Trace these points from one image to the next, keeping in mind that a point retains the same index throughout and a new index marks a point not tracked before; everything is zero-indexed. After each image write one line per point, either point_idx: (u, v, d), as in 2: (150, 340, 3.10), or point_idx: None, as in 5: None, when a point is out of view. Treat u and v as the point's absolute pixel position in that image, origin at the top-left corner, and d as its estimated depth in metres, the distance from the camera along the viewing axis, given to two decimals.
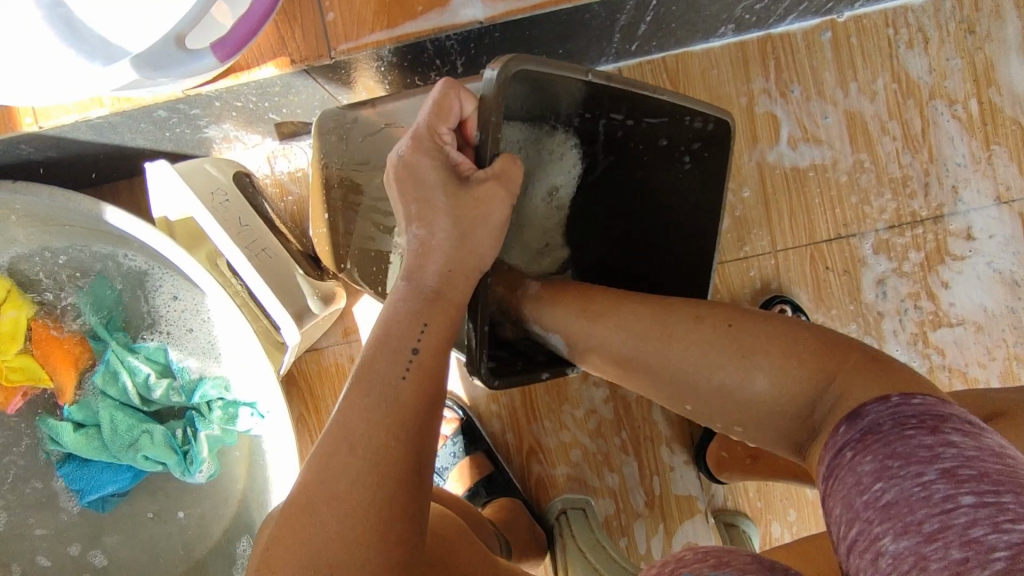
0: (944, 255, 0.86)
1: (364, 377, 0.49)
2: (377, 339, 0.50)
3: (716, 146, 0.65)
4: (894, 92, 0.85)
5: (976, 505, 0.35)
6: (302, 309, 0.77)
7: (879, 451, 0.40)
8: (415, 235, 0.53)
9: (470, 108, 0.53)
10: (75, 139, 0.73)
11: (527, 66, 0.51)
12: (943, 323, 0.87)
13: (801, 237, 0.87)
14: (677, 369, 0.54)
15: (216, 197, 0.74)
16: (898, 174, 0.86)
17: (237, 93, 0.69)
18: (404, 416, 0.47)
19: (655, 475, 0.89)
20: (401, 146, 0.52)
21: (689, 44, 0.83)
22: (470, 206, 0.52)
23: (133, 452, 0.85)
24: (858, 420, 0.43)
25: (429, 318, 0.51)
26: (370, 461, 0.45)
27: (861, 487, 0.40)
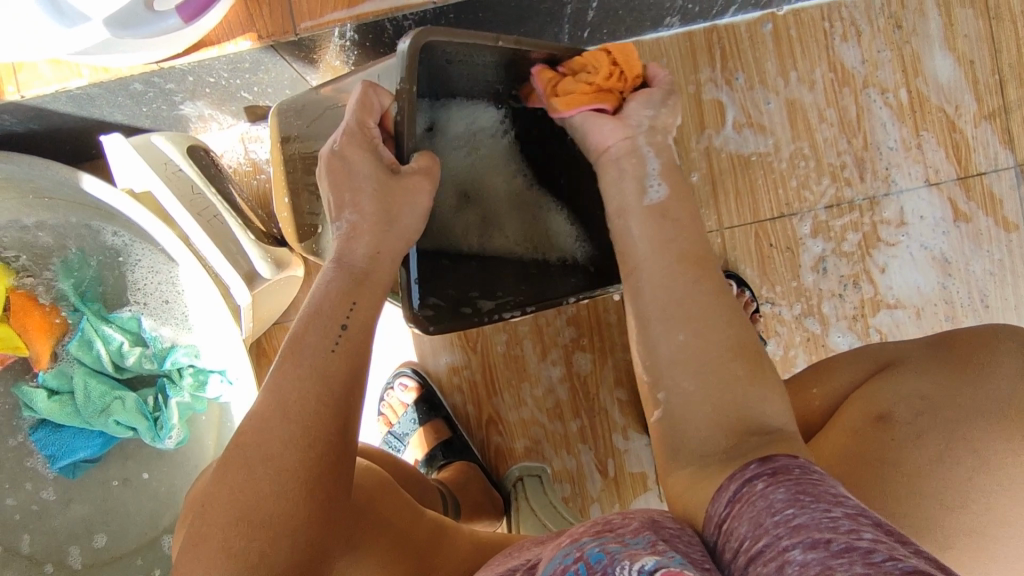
0: (879, 237, 0.92)
1: (294, 351, 0.52)
2: (307, 318, 0.54)
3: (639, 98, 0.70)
4: (831, 81, 0.91)
5: (877, 541, 0.32)
6: (250, 272, 0.80)
7: (791, 485, 0.37)
8: (346, 221, 0.58)
9: (388, 102, 0.61)
10: (56, 111, 0.78)
11: (440, 38, 0.57)
12: (882, 306, 0.91)
13: (746, 216, 0.92)
14: (708, 313, 0.53)
15: (166, 166, 0.78)
16: (835, 160, 0.92)
17: (209, 68, 0.75)
18: (332, 383, 0.51)
19: (609, 456, 0.89)
20: (333, 139, 0.58)
21: (639, 33, 0.90)
22: (398, 194, 0.58)
23: (105, 417, 0.88)
24: (769, 462, 0.41)
25: (357, 297, 0.56)
26: (298, 427, 0.48)
27: (771, 509, 0.36)
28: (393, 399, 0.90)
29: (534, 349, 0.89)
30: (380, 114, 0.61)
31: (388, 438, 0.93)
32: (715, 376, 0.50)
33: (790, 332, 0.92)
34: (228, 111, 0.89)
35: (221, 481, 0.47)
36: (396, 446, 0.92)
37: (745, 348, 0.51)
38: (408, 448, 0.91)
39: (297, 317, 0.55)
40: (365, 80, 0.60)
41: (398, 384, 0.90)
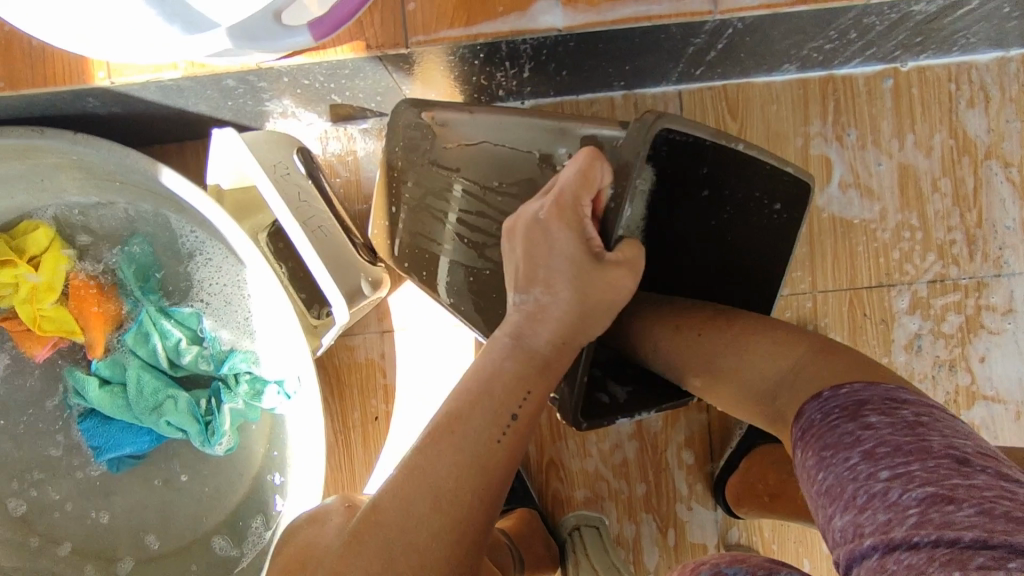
0: (982, 322, 0.86)
1: (454, 428, 0.52)
2: (477, 396, 0.53)
3: (789, 200, 0.69)
4: (950, 148, 0.86)
5: (891, 476, 0.43)
6: (353, 290, 0.78)
7: (817, 446, 0.49)
8: (536, 298, 0.56)
9: (608, 181, 0.57)
10: (141, 98, 0.75)
11: (673, 126, 0.58)
12: (978, 399, 0.87)
13: (842, 282, 0.88)
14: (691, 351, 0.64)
15: (277, 169, 0.74)
16: (944, 238, 0.87)
17: (307, 71, 0.71)
18: (488, 477, 0.51)
19: (671, 526, 0.88)
20: (540, 205, 0.55)
21: (751, 75, 0.85)
22: (602, 288, 0.55)
23: (156, 416, 0.85)
24: (801, 420, 0.53)
25: (532, 386, 0.54)
26: (446, 519, 0.49)
27: (812, 477, 0.48)
28: None
29: None
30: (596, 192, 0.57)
31: None
32: (739, 383, 0.61)
33: None
34: (313, 111, 0.85)
35: (353, 555, 0.49)
36: None
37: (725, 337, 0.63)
38: None
39: (463, 391, 0.54)
40: (592, 149, 0.56)
41: None
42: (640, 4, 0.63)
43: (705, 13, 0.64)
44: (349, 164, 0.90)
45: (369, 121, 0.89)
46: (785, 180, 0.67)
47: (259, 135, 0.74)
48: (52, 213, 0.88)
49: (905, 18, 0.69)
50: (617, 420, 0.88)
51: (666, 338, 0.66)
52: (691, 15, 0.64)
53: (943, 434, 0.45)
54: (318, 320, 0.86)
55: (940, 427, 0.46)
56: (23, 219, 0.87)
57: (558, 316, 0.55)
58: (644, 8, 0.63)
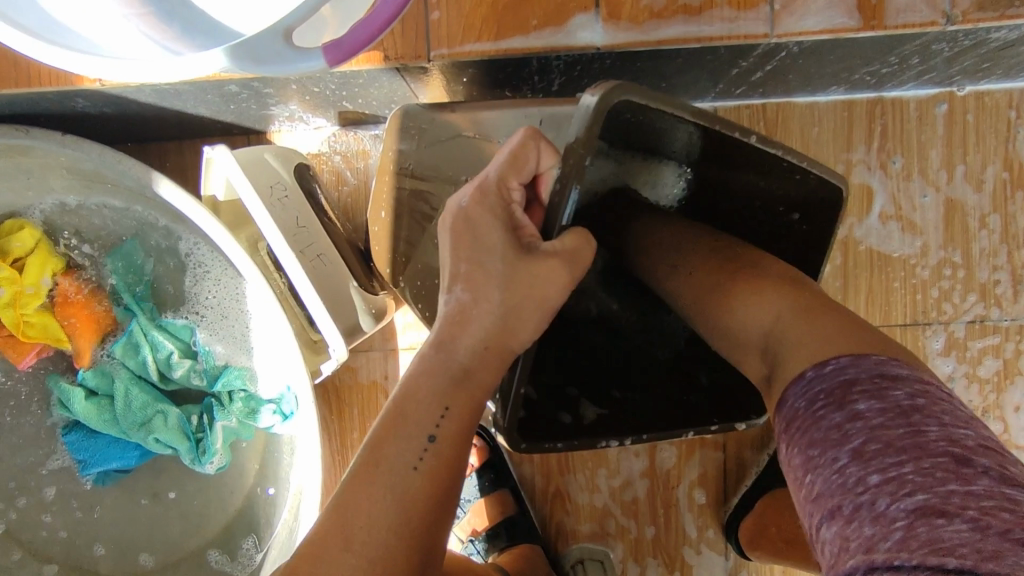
0: (1020, 367, 0.82)
1: (372, 460, 0.48)
2: (390, 421, 0.49)
3: (813, 208, 0.60)
4: (1003, 182, 0.81)
5: (882, 482, 0.37)
6: (352, 327, 0.71)
7: (801, 442, 0.42)
8: (458, 297, 0.49)
9: (547, 163, 0.50)
10: (135, 100, 0.69)
11: (631, 97, 0.45)
12: (1009, 448, 0.83)
13: (875, 318, 0.82)
14: (688, 293, 0.55)
15: (273, 191, 0.68)
16: (987, 279, 0.82)
17: (318, 79, 0.65)
18: (413, 511, 0.47)
19: (676, 569, 0.86)
20: (464, 193, 0.50)
21: (793, 94, 0.78)
22: (528, 281, 0.48)
23: (144, 432, 0.80)
24: (783, 408, 0.45)
25: (451, 400, 0.49)
26: (365, 557, 0.45)
27: (796, 477, 0.41)
28: None
29: None
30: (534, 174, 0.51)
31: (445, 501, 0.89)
32: (727, 336, 0.52)
33: None
34: (320, 115, 0.79)
35: None
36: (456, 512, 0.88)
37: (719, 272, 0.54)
38: (466, 514, 0.87)
39: (380, 416, 0.49)
40: (531, 127, 0.50)
41: None
42: (690, 23, 0.59)
43: (761, 35, 0.59)
44: (358, 170, 0.84)
45: (380, 126, 0.83)
46: (813, 179, 0.56)
47: (255, 153, 0.69)
48: (37, 213, 0.82)
49: (978, 45, 0.64)
50: (629, 457, 0.86)
51: (657, 270, 0.59)
52: (744, 37, 0.59)
53: (941, 425, 0.38)
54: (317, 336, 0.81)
55: (936, 411, 0.39)
56: (8, 217, 0.81)
57: (487, 319, 0.49)
58: (694, 28, 0.59)
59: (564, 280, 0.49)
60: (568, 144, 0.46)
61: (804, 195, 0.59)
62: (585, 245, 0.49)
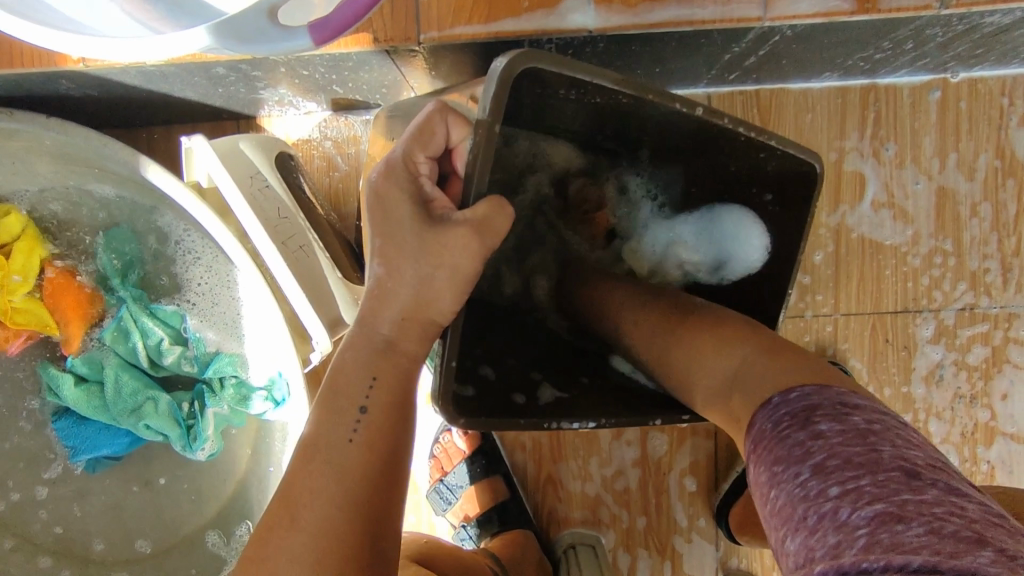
0: (1008, 355, 0.83)
1: (310, 442, 0.47)
2: (325, 399, 0.48)
3: (783, 189, 0.61)
4: (994, 170, 0.81)
5: (842, 493, 0.37)
6: (336, 319, 0.69)
7: (767, 459, 0.42)
8: (375, 273, 0.49)
9: (457, 136, 0.50)
10: (121, 83, 0.68)
11: (541, 67, 0.44)
12: (996, 434, 0.84)
13: (866, 305, 0.83)
14: (649, 341, 0.58)
15: (251, 182, 0.67)
16: (977, 267, 0.82)
17: (307, 62, 0.65)
18: (352, 482, 0.45)
19: (666, 559, 0.87)
20: (374, 172, 0.49)
21: (787, 80, 0.78)
22: (437, 249, 0.47)
23: (135, 418, 0.80)
24: (750, 432, 0.46)
25: (378, 370, 0.49)
26: (312, 533, 0.43)
27: (762, 496, 0.41)
28: (449, 445, 0.87)
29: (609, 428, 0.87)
30: (446, 147, 0.51)
31: (438, 487, 0.87)
32: (693, 380, 0.54)
33: None
34: (311, 99, 0.78)
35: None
36: (447, 497, 0.86)
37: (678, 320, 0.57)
38: (459, 501, 0.86)
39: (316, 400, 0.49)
40: (441, 101, 0.50)
41: (456, 429, 0.88)
42: (683, 7, 0.58)
43: (754, 19, 0.58)
44: (349, 156, 0.84)
45: (371, 111, 0.82)
46: (783, 156, 0.56)
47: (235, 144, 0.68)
48: (23, 198, 0.81)
49: (971, 30, 0.63)
50: (621, 446, 0.87)
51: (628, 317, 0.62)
52: (737, 21, 0.58)
53: (895, 445, 0.39)
54: None
55: (890, 436, 0.40)
56: None
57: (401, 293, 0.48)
58: (687, 11, 0.58)
59: (475, 250, 0.48)
60: (480, 113, 0.45)
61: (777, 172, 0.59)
62: (499, 214, 0.48)
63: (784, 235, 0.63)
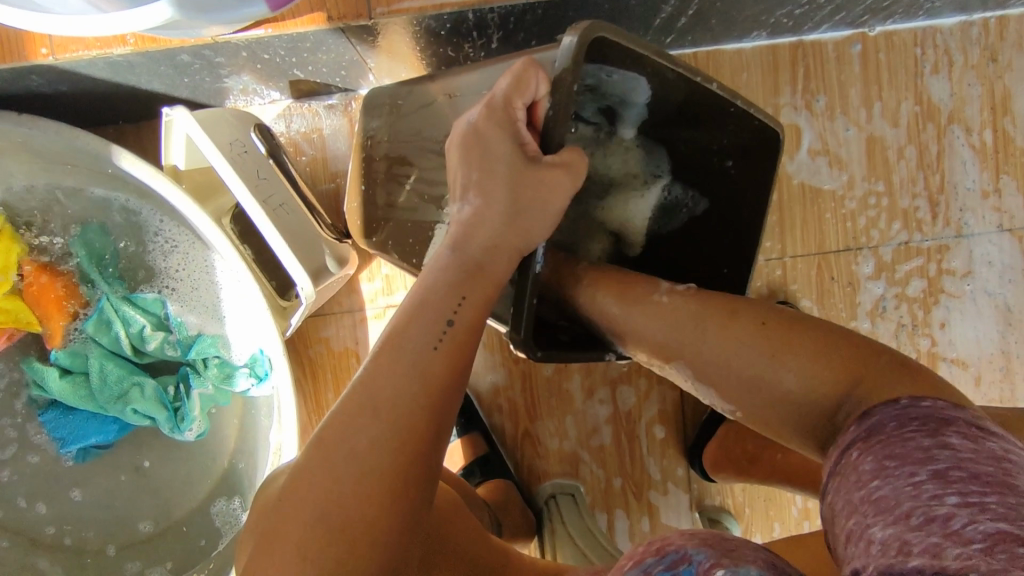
0: (943, 285, 0.90)
1: (393, 342, 0.48)
2: (413, 310, 0.50)
3: (743, 156, 0.67)
4: (915, 115, 0.88)
5: (961, 504, 0.36)
6: (319, 269, 0.71)
7: (878, 451, 0.40)
8: (471, 204, 0.53)
9: (544, 90, 0.52)
10: (89, 76, 0.71)
11: (608, 35, 0.50)
12: (939, 359, 0.90)
13: (811, 247, 0.89)
14: (730, 349, 0.52)
15: (232, 146, 0.67)
16: (908, 205, 0.89)
17: (267, 44, 0.68)
18: (432, 385, 0.47)
19: (643, 514, 0.92)
20: (474, 112, 0.54)
21: (722, 42, 0.84)
22: (534, 186, 0.52)
23: (122, 404, 0.82)
24: (866, 420, 0.43)
25: (467, 291, 0.51)
26: (389, 425, 0.45)
27: (858, 483, 0.40)
28: None
29: (581, 386, 0.92)
30: (531, 101, 0.53)
31: None
32: (789, 398, 0.49)
33: None
34: (273, 87, 0.82)
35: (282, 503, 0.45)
36: None
37: (770, 329, 0.51)
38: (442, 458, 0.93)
39: (405, 304, 0.51)
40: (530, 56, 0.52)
41: None
42: None
43: None
44: (315, 141, 0.88)
45: (332, 96, 0.86)
46: (753, 125, 0.62)
47: (215, 111, 0.68)
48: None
49: None
50: (595, 404, 0.92)
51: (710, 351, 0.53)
52: None
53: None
54: (286, 302, 0.85)
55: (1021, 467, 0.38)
56: None
57: (497, 220, 0.52)
58: None
59: (565, 188, 0.54)
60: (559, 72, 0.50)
61: (740, 133, 0.65)
62: (579, 158, 0.54)
63: (740, 200, 0.69)
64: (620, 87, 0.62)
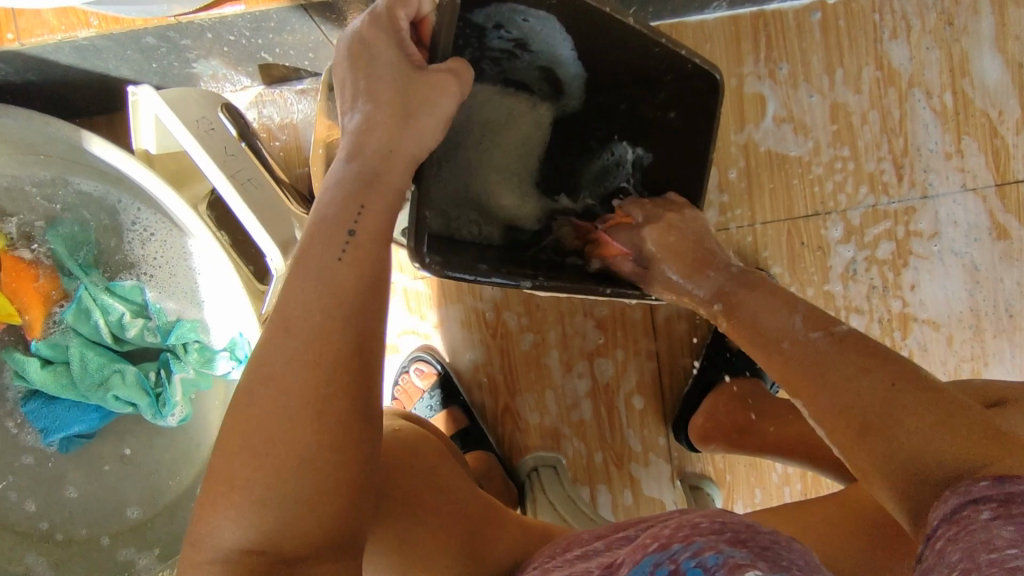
0: (911, 247, 0.91)
1: (301, 263, 0.48)
2: (314, 228, 0.49)
3: (681, 106, 0.72)
4: (877, 80, 0.89)
5: None
6: (289, 240, 0.72)
7: (1023, 521, 0.37)
8: (363, 110, 0.54)
9: (428, 7, 0.57)
10: (58, 63, 0.72)
11: None
12: (910, 320, 0.92)
13: (779, 213, 0.90)
14: (844, 401, 0.50)
15: (199, 124, 0.69)
16: (874, 169, 0.90)
17: (231, 25, 0.70)
18: (340, 291, 0.47)
19: (626, 485, 0.93)
20: (356, 24, 0.55)
21: (684, 14, 0.86)
22: (421, 89, 0.54)
23: (103, 391, 0.83)
24: (1003, 485, 0.40)
25: (365, 200, 0.51)
26: (304, 340, 0.45)
27: (990, 545, 0.37)
28: (409, 385, 0.94)
29: (559, 361, 0.93)
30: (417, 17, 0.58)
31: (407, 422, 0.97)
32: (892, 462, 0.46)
33: None
34: (243, 72, 0.83)
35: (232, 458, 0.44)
36: None
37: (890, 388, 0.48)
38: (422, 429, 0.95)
39: (302, 231, 0.50)
40: None
41: (415, 369, 0.93)
42: None
43: None
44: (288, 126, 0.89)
45: (303, 81, 0.86)
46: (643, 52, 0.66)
47: (182, 94, 0.71)
48: None
49: None
50: (573, 377, 0.93)
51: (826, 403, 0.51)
52: None
53: None
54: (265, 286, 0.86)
55: None
56: None
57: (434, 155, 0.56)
58: None
59: (453, 92, 0.56)
60: None
61: (655, 64, 0.68)
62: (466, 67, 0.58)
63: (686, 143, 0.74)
64: (538, 35, 0.66)
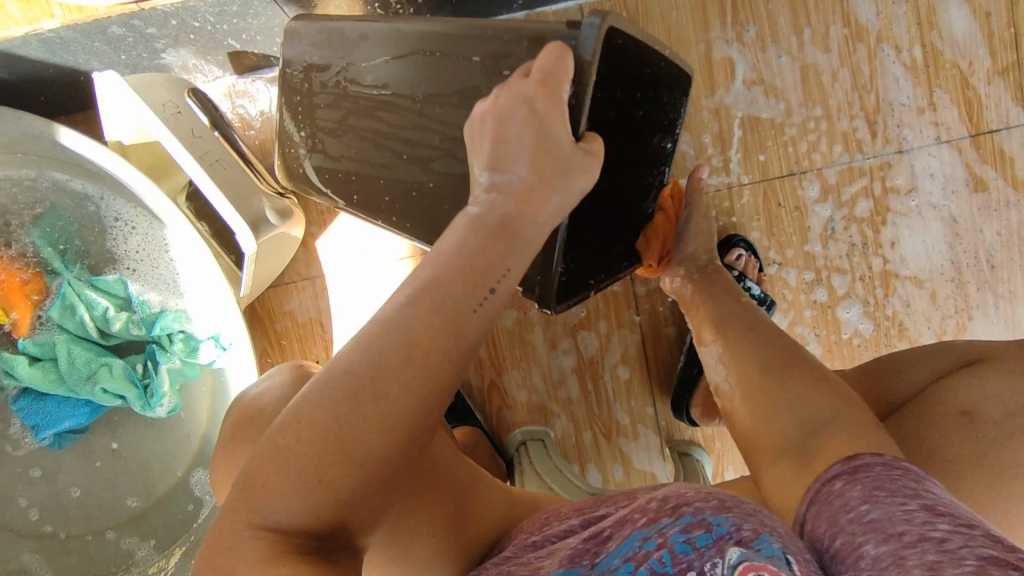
0: (889, 204, 0.91)
1: (432, 288, 0.44)
2: (456, 257, 0.46)
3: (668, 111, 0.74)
4: (845, 38, 0.89)
5: (951, 530, 0.41)
6: (258, 220, 0.74)
7: (867, 484, 0.47)
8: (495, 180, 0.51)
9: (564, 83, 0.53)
10: (26, 57, 0.74)
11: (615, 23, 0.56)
12: (891, 277, 0.92)
13: (755, 175, 0.91)
14: (752, 356, 0.66)
15: (165, 107, 0.70)
16: (847, 127, 0.90)
17: (194, 11, 0.71)
18: (453, 328, 0.43)
19: (615, 456, 0.93)
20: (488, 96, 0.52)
21: None
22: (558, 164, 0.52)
23: (91, 384, 0.84)
24: (852, 461, 0.50)
25: (512, 264, 0.48)
26: (413, 368, 0.41)
27: (846, 506, 0.46)
28: None
29: (543, 337, 0.93)
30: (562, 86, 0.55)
31: None
32: (768, 403, 0.61)
33: (796, 298, 0.92)
34: (214, 62, 0.83)
35: None
36: None
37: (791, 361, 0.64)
38: None
39: (435, 262, 0.46)
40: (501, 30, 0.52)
41: None
42: None
43: None
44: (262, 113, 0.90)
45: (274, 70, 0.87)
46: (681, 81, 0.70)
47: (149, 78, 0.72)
48: None
49: None
50: (558, 352, 0.93)
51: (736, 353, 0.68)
52: None
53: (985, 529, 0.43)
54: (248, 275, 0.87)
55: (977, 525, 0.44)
56: None
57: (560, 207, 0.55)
58: None
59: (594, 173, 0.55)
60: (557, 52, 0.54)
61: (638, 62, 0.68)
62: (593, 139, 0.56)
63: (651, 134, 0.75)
64: None
